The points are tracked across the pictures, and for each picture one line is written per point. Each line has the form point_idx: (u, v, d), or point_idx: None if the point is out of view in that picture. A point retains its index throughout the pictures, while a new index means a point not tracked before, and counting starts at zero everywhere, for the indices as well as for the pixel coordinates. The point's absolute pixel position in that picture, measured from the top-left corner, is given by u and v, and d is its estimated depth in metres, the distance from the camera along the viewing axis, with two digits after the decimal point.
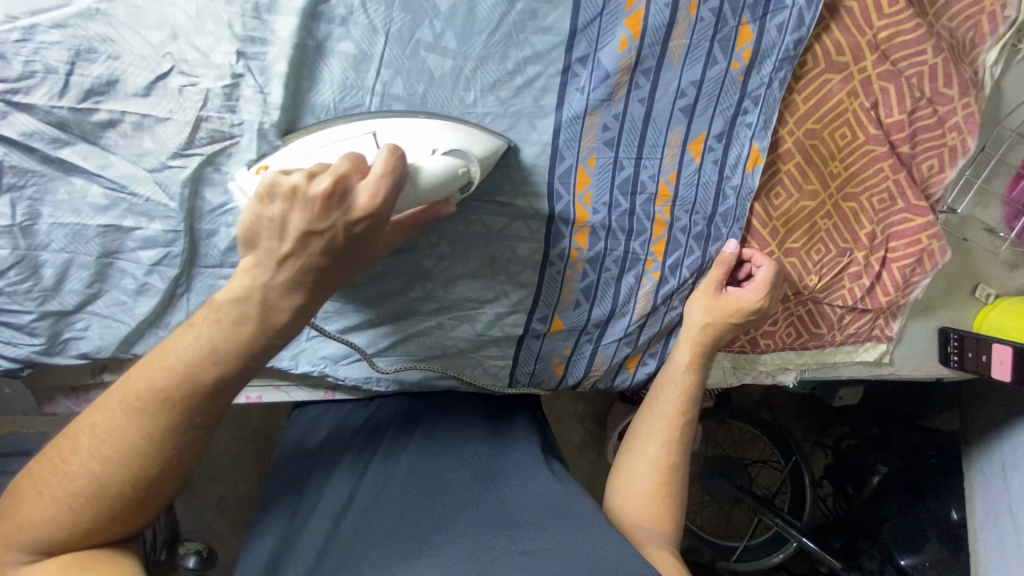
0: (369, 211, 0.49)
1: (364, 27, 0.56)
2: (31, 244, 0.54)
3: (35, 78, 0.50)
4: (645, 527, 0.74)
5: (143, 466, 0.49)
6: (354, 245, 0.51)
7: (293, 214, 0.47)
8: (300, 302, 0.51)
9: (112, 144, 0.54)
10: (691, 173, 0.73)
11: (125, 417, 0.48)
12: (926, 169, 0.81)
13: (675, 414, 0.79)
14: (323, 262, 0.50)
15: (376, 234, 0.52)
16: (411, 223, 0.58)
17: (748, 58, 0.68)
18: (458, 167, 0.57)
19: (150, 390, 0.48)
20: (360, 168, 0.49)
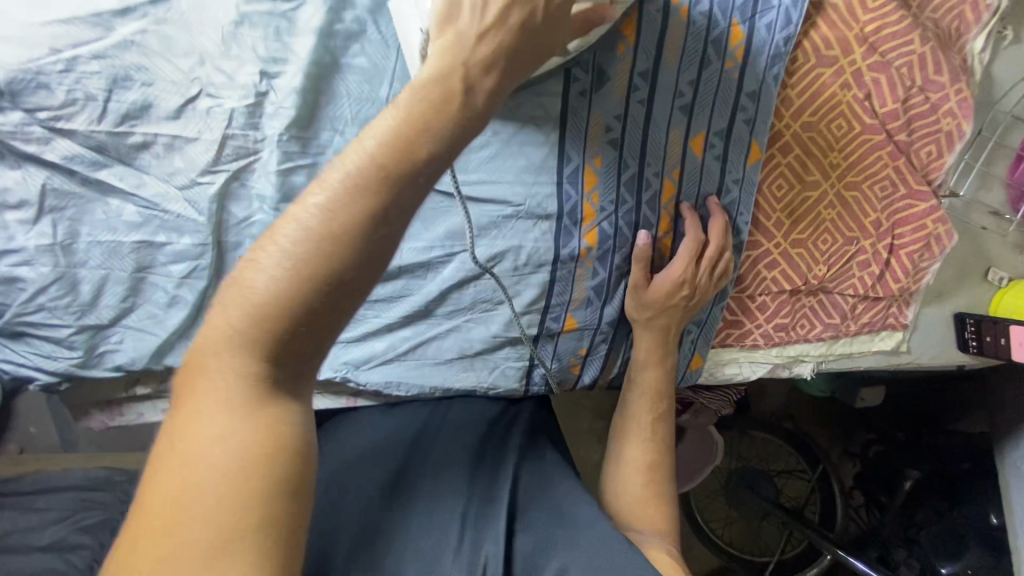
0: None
1: (375, 42, 0.59)
2: (71, 262, 0.58)
3: (77, 105, 0.53)
4: (641, 530, 0.75)
5: (320, 268, 0.41)
6: (545, 26, 0.48)
7: None
8: (498, 80, 0.46)
9: (146, 164, 0.57)
10: (693, 169, 0.75)
11: (330, 202, 0.41)
12: (925, 155, 0.83)
13: (645, 415, 0.81)
14: (518, 38, 0.47)
15: (567, 16, 0.50)
16: (584, 26, 0.55)
17: (741, 56, 0.71)
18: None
19: (357, 170, 0.42)
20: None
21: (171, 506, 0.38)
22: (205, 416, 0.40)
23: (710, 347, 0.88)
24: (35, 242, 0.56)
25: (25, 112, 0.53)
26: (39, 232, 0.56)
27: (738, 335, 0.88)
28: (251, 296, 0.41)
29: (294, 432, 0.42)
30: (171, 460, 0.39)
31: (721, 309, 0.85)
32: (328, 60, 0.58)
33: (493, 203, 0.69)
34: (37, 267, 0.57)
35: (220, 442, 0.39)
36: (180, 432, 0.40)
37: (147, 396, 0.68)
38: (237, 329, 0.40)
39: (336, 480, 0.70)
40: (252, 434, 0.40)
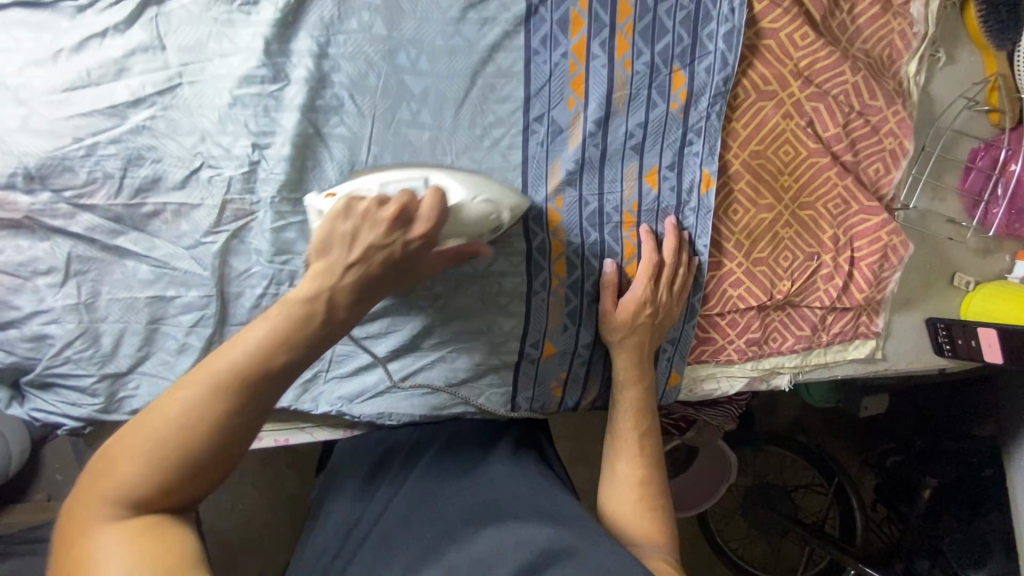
0: (423, 235, 0.57)
1: (353, 113, 0.68)
2: (93, 318, 0.65)
3: (97, 183, 0.62)
4: (639, 544, 0.74)
5: (194, 447, 0.48)
6: (406, 260, 0.57)
7: (364, 231, 0.54)
8: (356, 304, 0.55)
9: (157, 229, 0.65)
10: (651, 201, 0.82)
11: (202, 391, 0.49)
12: (874, 173, 0.88)
13: (630, 429, 0.82)
14: (380, 273, 0.56)
15: (425, 256, 0.59)
16: (451, 258, 0.63)
17: (684, 98, 0.78)
18: (484, 214, 0.64)
19: (228, 368, 0.49)
20: (412, 202, 0.56)
21: None
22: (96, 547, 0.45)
23: (686, 363, 0.92)
24: (62, 303, 0.64)
25: (52, 192, 0.61)
26: (65, 293, 0.64)
27: (712, 351, 0.93)
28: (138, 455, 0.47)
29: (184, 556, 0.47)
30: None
31: (692, 326, 0.90)
32: (311, 131, 0.67)
33: (467, 243, 0.76)
34: (64, 324, 0.64)
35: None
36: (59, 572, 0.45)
37: None
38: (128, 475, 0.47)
39: (348, 494, 0.81)
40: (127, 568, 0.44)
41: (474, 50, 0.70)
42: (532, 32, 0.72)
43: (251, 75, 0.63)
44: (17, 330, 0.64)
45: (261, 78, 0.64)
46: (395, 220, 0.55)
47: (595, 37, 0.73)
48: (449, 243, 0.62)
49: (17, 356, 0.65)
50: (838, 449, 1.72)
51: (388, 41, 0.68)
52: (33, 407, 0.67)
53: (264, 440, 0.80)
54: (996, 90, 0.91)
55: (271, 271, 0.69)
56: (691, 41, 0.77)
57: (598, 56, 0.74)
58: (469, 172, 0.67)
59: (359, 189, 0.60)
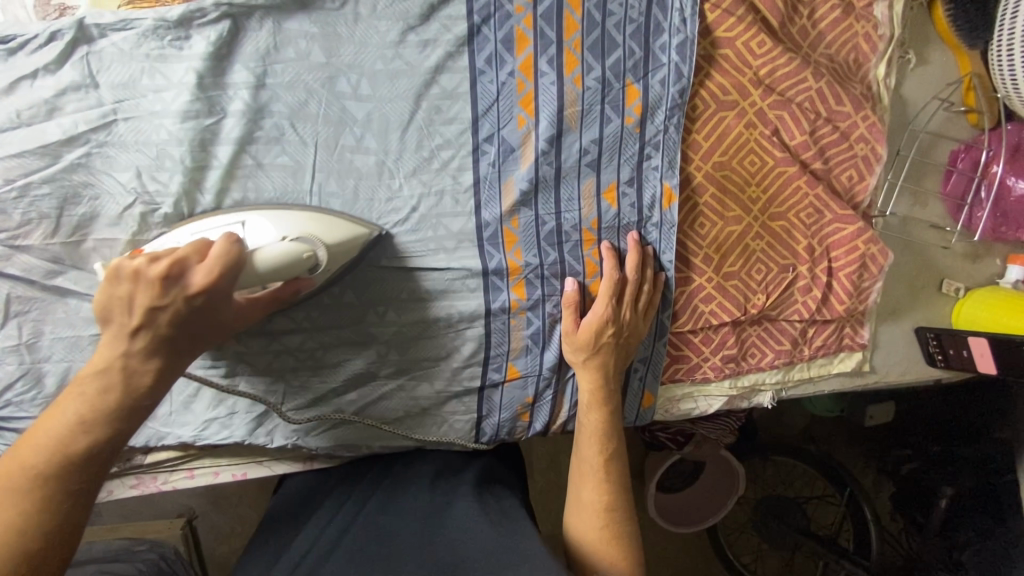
0: (204, 288, 0.52)
1: (294, 142, 0.67)
2: (35, 358, 0.65)
3: (33, 224, 0.62)
4: (604, 574, 0.72)
5: (13, 552, 0.47)
6: (195, 316, 0.54)
7: (141, 293, 0.51)
8: (162, 364, 0.53)
9: (98, 267, 0.65)
10: (611, 217, 0.79)
11: (4, 496, 0.47)
12: (847, 180, 0.85)
13: (595, 454, 0.77)
14: (171, 333, 0.53)
15: (220, 305, 0.55)
16: (269, 302, 0.62)
17: (639, 112, 0.76)
18: (302, 245, 0.61)
19: (22, 472, 0.49)
20: (177, 253, 0.52)
21: None
22: None
23: (660, 383, 0.88)
24: (2, 344, 0.63)
25: None
26: (6, 334, 0.63)
27: (687, 370, 0.88)
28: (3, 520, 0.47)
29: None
30: None
31: (663, 345, 0.86)
32: (250, 162, 0.66)
33: (418, 270, 0.74)
34: (5, 365, 0.64)
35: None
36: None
37: (117, 472, 0.74)
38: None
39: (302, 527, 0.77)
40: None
41: (416, 73, 0.69)
42: (476, 52, 0.70)
43: (185, 109, 0.63)
44: None
45: (195, 111, 0.63)
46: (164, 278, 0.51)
47: (541, 55, 0.72)
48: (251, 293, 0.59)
49: None
50: (852, 460, 1.66)
51: (326, 68, 0.67)
52: None
53: (222, 475, 0.78)
54: (973, 89, 0.87)
55: None
56: (643, 54, 0.75)
57: (547, 73, 0.72)
58: (309, 211, 0.66)
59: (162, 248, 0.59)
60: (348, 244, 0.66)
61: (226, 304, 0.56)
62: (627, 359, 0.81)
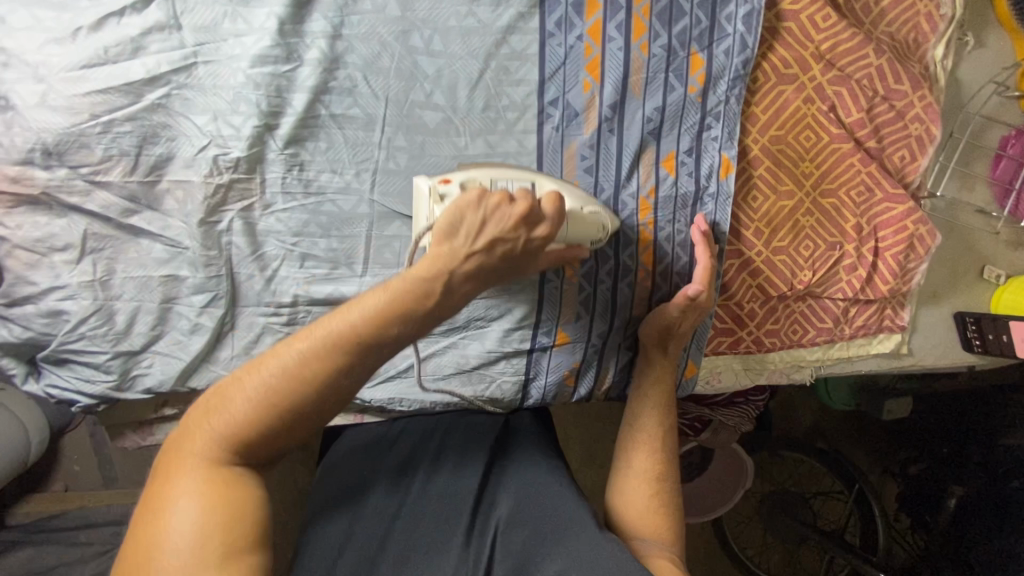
0: (547, 236, 0.61)
1: (366, 95, 0.68)
2: (108, 296, 0.66)
3: (113, 161, 0.62)
4: (647, 540, 0.73)
5: (286, 405, 0.52)
6: (521, 256, 0.62)
7: (489, 225, 0.58)
8: (472, 290, 0.60)
9: (171, 208, 0.66)
10: (668, 186, 0.80)
11: (285, 362, 0.53)
12: (899, 160, 0.86)
13: (654, 424, 0.81)
14: (495, 266, 0.60)
15: (533, 256, 0.63)
16: (556, 260, 0.67)
17: (702, 81, 0.76)
18: (576, 208, 0.68)
19: (291, 352, 0.53)
20: (547, 212, 0.61)
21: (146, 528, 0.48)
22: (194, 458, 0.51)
23: (703, 355, 0.90)
24: (77, 280, 0.64)
25: (70, 169, 0.62)
26: (81, 271, 0.64)
27: (730, 343, 0.91)
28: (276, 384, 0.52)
29: (247, 511, 0.50)
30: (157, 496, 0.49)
31: (710, 317, 0.87)
32: (323, 112, 0.67)
33: None
34: (79, 301, 0.65)
35: (182, 527, 0.48)
36: (144, 513, 0.49)
37: (174, 416, 0.76)
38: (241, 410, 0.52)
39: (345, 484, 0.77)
40: (214, 530, 0.48)
41: (489, 32, 0.70)
42: (547, 15, 0.71)
43: (265, 55, 0.64)
44: (33, 306, 0.64)
45: (274, 58, 0.64)
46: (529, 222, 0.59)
47: (610, 20, 0.72)
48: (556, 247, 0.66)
49: (33, 332, 0.65)
50: (859, 457, 1.67)
51: (401, 22, 0.67)
52: (47, 384, 0.67)
53: None
54: None
55: (285, 250, 0.70)
56: (709, 24, 0.75)
57: (614, 39, 0.73)
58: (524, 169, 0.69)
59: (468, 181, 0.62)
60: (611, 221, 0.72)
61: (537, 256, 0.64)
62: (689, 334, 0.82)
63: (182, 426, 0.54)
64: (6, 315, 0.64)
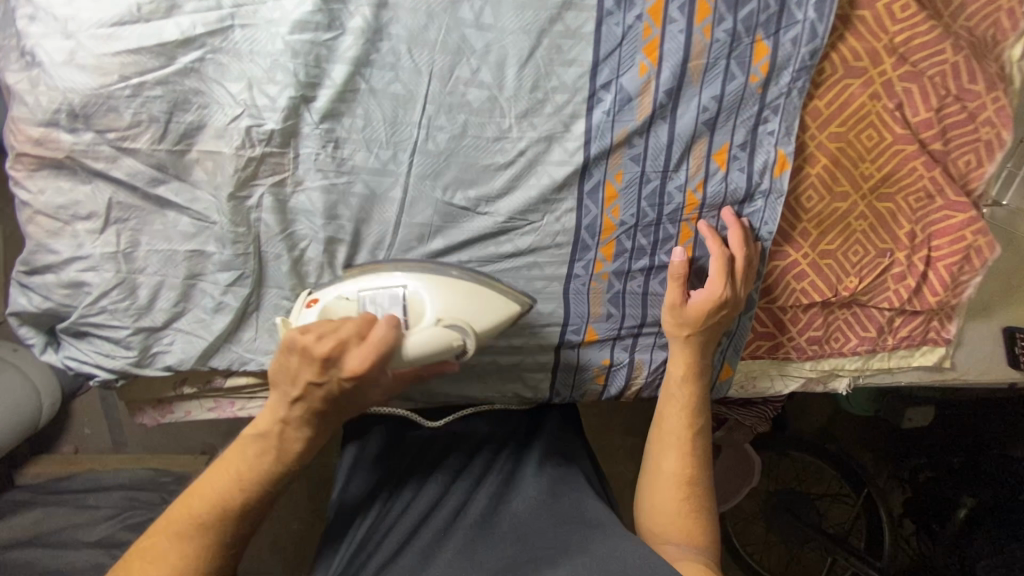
0: (356, 372, 0.53)
1: (409, 69, 0.63)
2: (131, 268, 0.63)
3: (141, 126, 0.59)
4: (676, 543, 0.71)
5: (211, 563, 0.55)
6: (343, 396, 0.56)
7: (306, 369, 0.54)
8: (308, 434, 0.58)
9: (200, 179, 0.62)
10: (717, 181, 0.76)
11: (180, 546, 0.54)
12: (964, 165, 0.81)
13: (682, 425, 0.76)
14: (321, 407, 0.56)
15: (359, 390, 0.56)
16: (411, 379, 0.60)
17: (765, 71, 0.71)
18: (447, 335, 0.59)
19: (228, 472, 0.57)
20: (368, 344, 0.53)
21: None
22: None
23: (739, 358, 0.87)
24: (100, 250, 0.61)
25: (96, 133, 0.58)
26: (104, 241, 0.61)
27: (769, 347, 0.87)
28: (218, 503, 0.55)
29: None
30: None
31: (749, 318, 0.84)
32: (363, 85, 0.63)
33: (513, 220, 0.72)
34: (101, 273, 0.62)
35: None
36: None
37: (193, 395, 0.73)
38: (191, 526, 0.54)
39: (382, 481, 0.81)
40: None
41: (543, 6, 0.65)
42: None
43: (306, 20, 0.59)
44: (54, 275, 0.61)
45: (315, 24, 0.60)
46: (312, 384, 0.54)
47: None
48: (403, 373, 0.58)
49: (54, 303, 0.62)
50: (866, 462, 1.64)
51: None
52: (66, 356, 0.65)
53: None
54: None
55: (314, 230, 0.66)
56: (778, 8, 0.70)
57: (676, 21, 0.68)
58: (450, 274, 0.65)
59: (335, 308, 0.61)
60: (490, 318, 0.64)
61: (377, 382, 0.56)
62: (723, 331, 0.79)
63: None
64: (27, 283, 0.62)
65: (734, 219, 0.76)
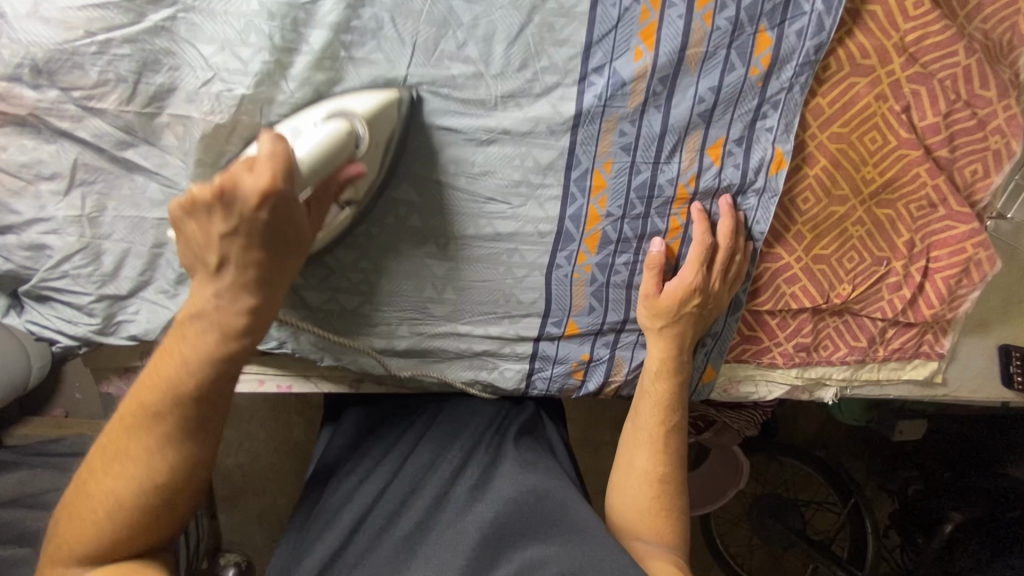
0: (261, 190, 0.49)
1: (391, 39, 0.61)
2: (96, 234, 0.61)
3: (108, 86, 0.56)
4: (646, 540, 0.72)
5: (177, 449, 0.55)
6: (269, 229, 0.52)
7: (211, 226, 0.51)
8: (256, 301, 0.54)
9: (169, 145, 0.60)
10: (710, 176, 0.73)
11: (136, 439, 0.53)
12: (970, 175, 0.78)
13: (654, 423, 0.76)
14: (256, 253, 0.52)
15: (288, 214, 0.52)
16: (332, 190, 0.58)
17: (767, 64, 0.68)
18: (338, 128, 0.57)
19: (178, 359, 0.54)
20: (258, 163, 0.49)
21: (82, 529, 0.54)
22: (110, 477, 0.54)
23: (723, 360, 0.85)
24: (64, 213, 0.60)
25: (61, 91, 0.56)
26: (68, 204, 0.59)
27: (754, 351, 0.85)
28: (168, 396, 0.54)
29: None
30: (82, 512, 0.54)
31: (735, 320, 0.82)
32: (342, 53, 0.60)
33: (493, 205, 0.70)
34: (64, 236, 0.60)
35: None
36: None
37: None
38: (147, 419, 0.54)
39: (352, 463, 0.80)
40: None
41: None
42: None
43: None
44: (15, 236, 0.60)
45: None
46: (224, 235, 0.51)
47: None
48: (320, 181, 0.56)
49: (13, 265, 0.61)
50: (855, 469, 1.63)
51: None
52: (28, 320, 0.64)
53: (266, 384, 0.79)
54: None
55: None
56: None
57: (676, 5, 0.64)
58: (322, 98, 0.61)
59: None
60: (382, 112, 0.60)
61: (299, 203, 0.53)
62: (703, 330, 0.78)
63: (55, 524, 0.56)
64: None
65: (728, 208, 0.74)
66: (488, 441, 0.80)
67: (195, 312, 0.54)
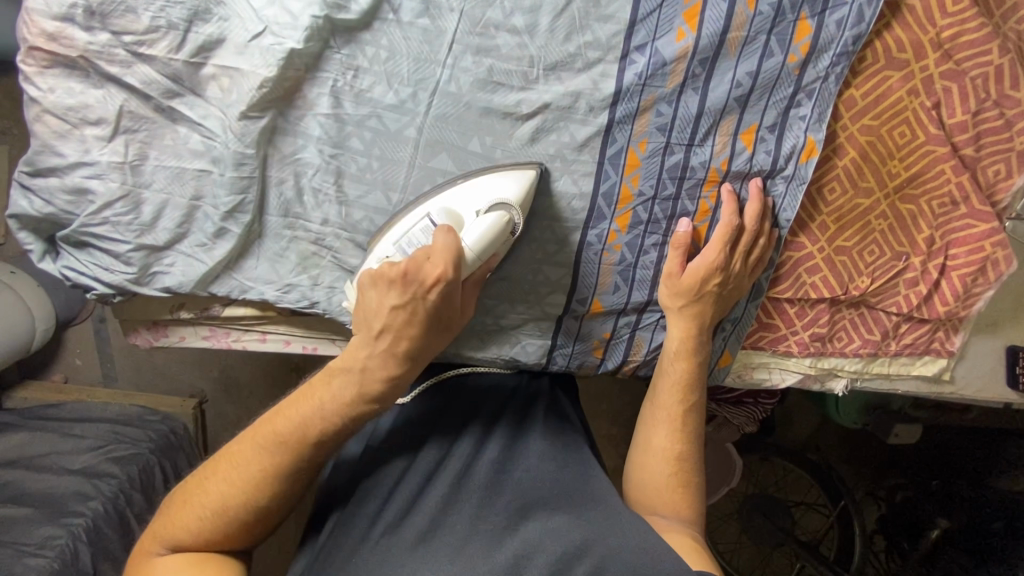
0: (437, 279, 0.57)
1: (439, 6, 0.61)
2: (137, 182, 0.61)
3: (159, 33, 0.56)
4: (662, 514, 0.75)
5: (289, 480, 0.59)
6: (435, 309, 0.59)
7: (387, 297, 0.59)
8: (402, 368, 0.61)
9: (214, 96, 0.60)
10: (742, 162, 0.74)
11: (256, 456, 0.58)
12: (992, 175, 0.79)
13: (675, 402, 0.78)
14: (412, 330, 0.60)
15: (450, 300, 0.60)
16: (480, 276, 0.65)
17: (805, 52, 0.69)
18: (495, 219, 0.63)
19: (320, 403, 0.59)
20: (436, 255, 0.57)
21: (183, 511, 0.59)
22: (225, 479, 0.58)
23: (740, 347, 0.86)
24: (107, 159, 0.60)
25: (112, 35, 0.56)
26: (112, 150, 0.60)
27: (771, 339, 0.86)
28: (296, 429, 0.58)
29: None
30: (190, 496, 0.59)
31: (756, 306, 0.83)
32: (390, 14, 0.61)
33: (528, 179, 0.71)
34: (106, 183, 0.60)
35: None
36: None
37: (189, 322, 0.72)
38: (275, 444, 0.58)
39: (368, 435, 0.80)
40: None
41: None
42: None
43: None
44: (57, 179, 0.60)
45: None
46: (393, 306, 0.58)
47: None
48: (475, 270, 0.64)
49: (55, 209, 0.60)
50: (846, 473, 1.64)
51: None
52: (63, 266, 0.64)
53: (293, 345, 0.76)
54: None
55: (321, 161, 0.65)
56: None
57: None
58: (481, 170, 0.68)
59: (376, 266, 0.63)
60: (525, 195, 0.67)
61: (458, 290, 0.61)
62: (723, 311, 0.79)
63: (169, 498, 0.61)
64: (28, 186, 0.60)
65: (757, 190, 0.75)
66: (512, 415, 0.82)
67: (347, 365, 0.60)
